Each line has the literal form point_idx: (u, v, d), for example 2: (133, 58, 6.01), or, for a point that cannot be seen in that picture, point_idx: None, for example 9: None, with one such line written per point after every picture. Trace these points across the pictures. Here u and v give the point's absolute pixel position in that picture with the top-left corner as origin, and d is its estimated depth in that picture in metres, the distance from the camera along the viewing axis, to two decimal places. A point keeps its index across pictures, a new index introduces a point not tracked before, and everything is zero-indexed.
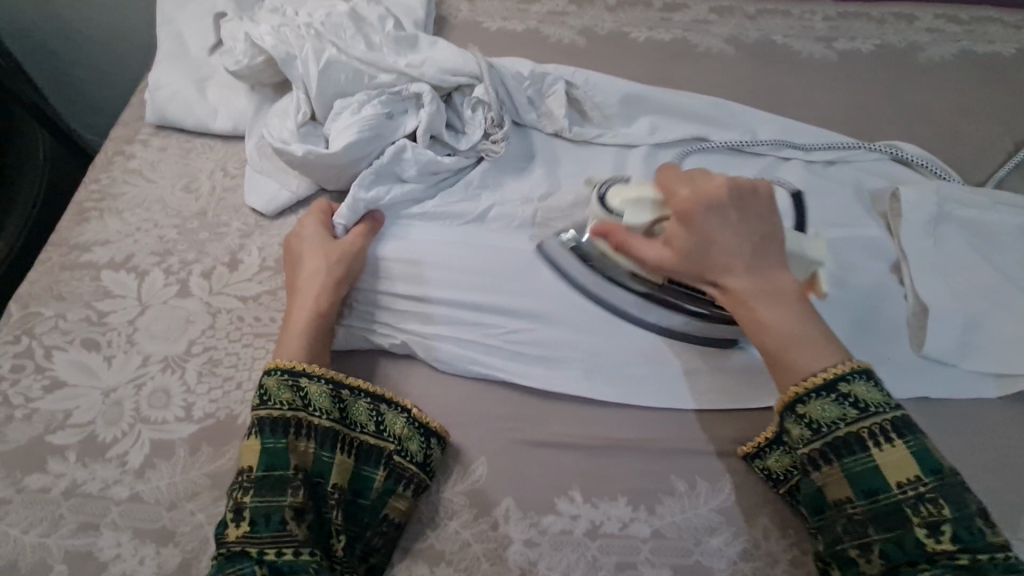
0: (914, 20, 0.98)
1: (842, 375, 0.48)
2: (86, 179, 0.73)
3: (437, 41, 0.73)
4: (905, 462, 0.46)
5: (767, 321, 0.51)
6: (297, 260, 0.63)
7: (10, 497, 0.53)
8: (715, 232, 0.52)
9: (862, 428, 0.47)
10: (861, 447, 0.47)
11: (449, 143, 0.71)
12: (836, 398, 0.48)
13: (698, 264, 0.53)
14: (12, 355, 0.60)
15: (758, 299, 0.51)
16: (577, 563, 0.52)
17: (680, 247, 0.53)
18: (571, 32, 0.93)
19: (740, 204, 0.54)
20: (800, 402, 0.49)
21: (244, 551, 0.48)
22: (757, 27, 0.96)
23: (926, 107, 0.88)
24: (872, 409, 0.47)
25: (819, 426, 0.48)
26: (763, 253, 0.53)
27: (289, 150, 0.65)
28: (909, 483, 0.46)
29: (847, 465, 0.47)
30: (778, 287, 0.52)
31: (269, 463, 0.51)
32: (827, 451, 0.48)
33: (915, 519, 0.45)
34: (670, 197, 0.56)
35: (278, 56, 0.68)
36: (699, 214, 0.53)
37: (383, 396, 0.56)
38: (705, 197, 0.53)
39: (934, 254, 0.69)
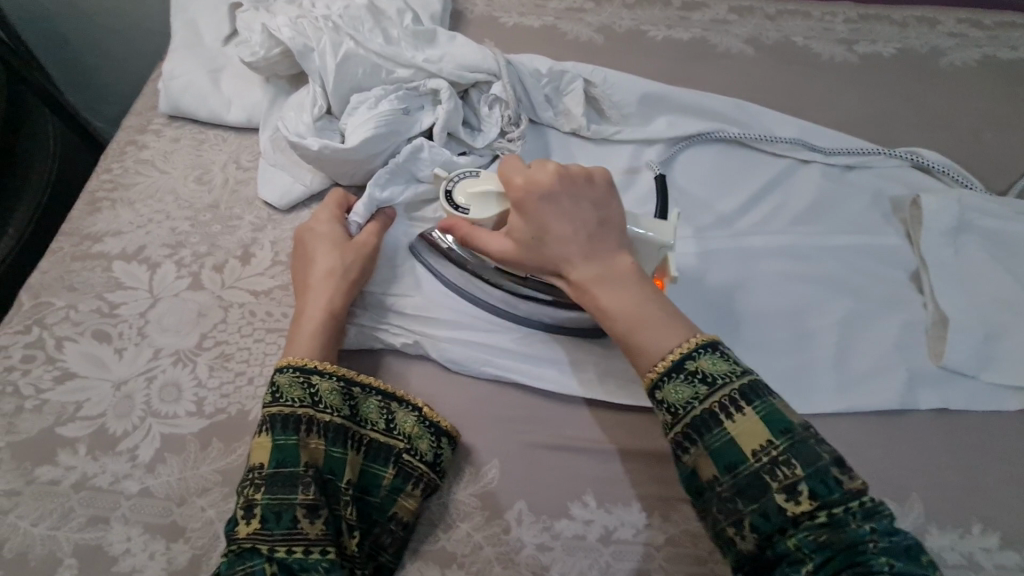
0: (936, 25, 0.96)
1: (689, 351, 0.47)
2: (98, 168, 0.72)
3: (456, 36, 0.72)
4: (758, 427, 0.44)
5: (609, 308, 0.49)
6: (310, 259, 0.61)
7: (20, 489, 0.52)
8: (549, 221, 0.51)
9: (714, 401, 0.45)
10: (716, 422, 0.45)
11: (465, 140, 0.70)
12: (686, 376, 0.46)
13: (538, 252, 0.52)
14: (22, 346, 0.59)
15: (601, 285, 0.50)
16: (589, 568, 0.52)
17: (520, 241, 0.52)
18: (589, 29, 0.92)
19: (571, 188, 0.52)
20: (658, 387, 0.47)
21: (255, 548, 0.46)
22: (777, 28, 0.95)
23: (946, 113, 0.87)
24: (719, 380, 0.46)
25: (677, 409, 0.46)
26: (600, 236, 0.51)
27: (305, 143, 0.64)
28: (762, 450, 0.44)
29: (708, 442, 0.45)
30: (622, 271, 0.50)
31: (279, 459, 0.49)
32: (690, 432, 0.46)
33: (773, 484, 0.43)
34: (505, 188, 0.53)
35: (295, 48, 0.67)
36: (534, 206, 0.51)
37: (395, 394, 0.56)
38: (540, 186, 0.52)
39: (955, 264, 0.68)
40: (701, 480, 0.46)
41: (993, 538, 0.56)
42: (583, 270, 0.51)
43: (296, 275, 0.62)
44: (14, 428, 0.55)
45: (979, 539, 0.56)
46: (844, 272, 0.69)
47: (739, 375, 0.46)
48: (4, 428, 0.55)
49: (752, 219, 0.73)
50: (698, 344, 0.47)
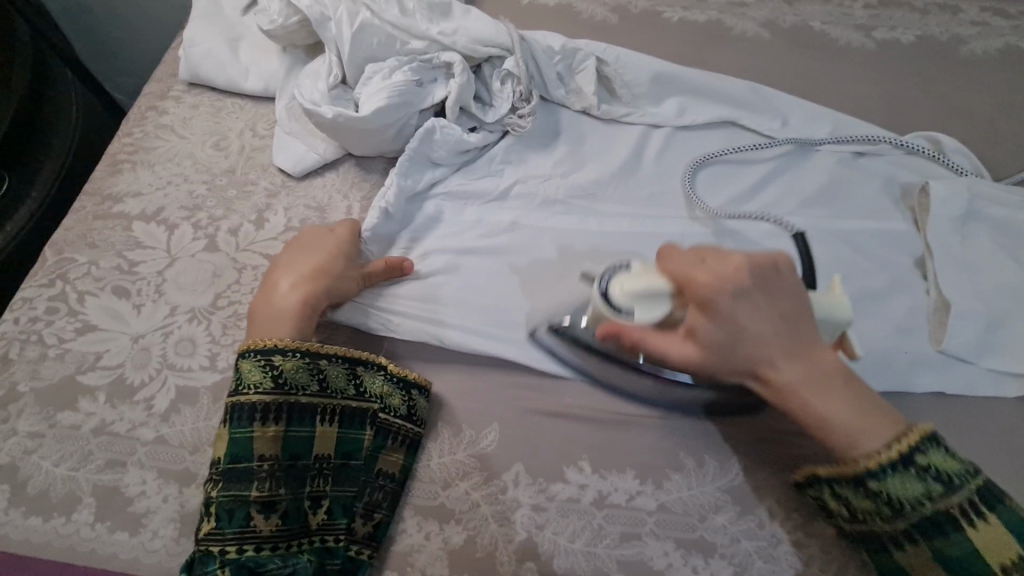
0: (958, 13, 0.95)
1: (916, 447, 0.47)
2: (120, 131, 0.74)
3: (471, 10, 0.73)
4: (1004, 541, 0.44)
5: (824, 412, 0.49)
6: (303, 253, 0.61)
7: (43, 431, 0.55)
8: (742, 320, 0.49)
9: (949, 504, 0.45)
10: (955, 528, 0.45)
11: (476, 115, 0.71)
12: (917, 473, 0.46)
13: (732, 357, 0.49)
14: (46, 298, 0.62)
15: (811, 389, 0.49)
16: (583, 530, 0.54)
17: (704, 338, 0.49)
18: (605, 9, 0.92)
19: (763, 282, 0.50)
20: (876, 477, 0.47)
21: (209, 550, 0.48)
22: (795, 13, 0.94)
23: (962, 102, 0.86)
24: (954, 483, 0.46)
25: (901, 505, 0.46)
26: (799, 326, 0.50)
27: (319, 111, 0.66)
28: (1014, 566, 0.44)
29: (936, 545, 0.46)
30: (827, 369, 0.49)
31: (234, 455, 0.51)
32: (913, 531, 0.46)
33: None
34: (685, 287, 0.50)
35: (312, 17, 0.68)
36: (724, 305, 0.49)
37: (360, 359, 0.56)
38: (729, 281, 0.49)
39: (960, 253, 0.68)
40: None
41: None
42: (791, 373, 0.49)
43: (282, 263, 0.61)
44: (38, 375, 0.58)
45: None
46: (852, 255, 0.70)
47: (977, 478, 0.46)
48: (28, 375, 0.58)
49: (762, 200, 0.74)
50: (924, 440, 0.47)
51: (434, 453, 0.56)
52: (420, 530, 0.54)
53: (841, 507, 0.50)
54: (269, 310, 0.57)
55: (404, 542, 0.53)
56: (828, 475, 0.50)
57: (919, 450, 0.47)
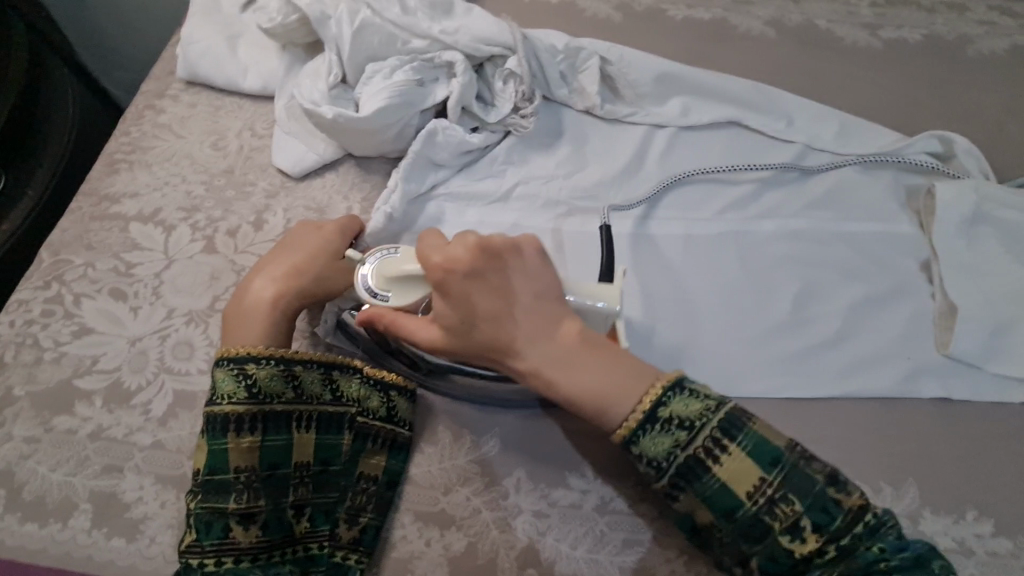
0: (966, 11, 0.93)
1: (659, 400, 0.47)
2: (117, 130, 0.73)
3: (473, 8, 0.72)
4: (745, 467, 0.46)
5: (571, 392, 0.48)
6: (289, 250, 0.60)
7: (39, 436, 0.54)
8: (476, 301, 0.48)
9: (696, 447, 0.47)
10: (705, 470, 0.46)
11: (478, 115, 0.70)
12: (663, 427, 0.47)
13: (471, 338, 0.49)
14: (42, 300, 0.61)
15: (557, 369, 0.48)
16: (585, 536, 0.53)
17: (446, 324, 0.49)
18: (607, 6, 0.91)
19: (498, 263, 0.49)
20: (634, 443, 0.47)
21: (189, 563, 0.47)
22: (800, 11, 0.93)
23: (969, 103, 0.85)
24: (694, 424, 0.47)
25: (658, 462, 0.47)
26: (540, 305, 0.49)
27: (319, 112, 0.65)
28: (757, 490, 0.46)
29: (698, 490, 0.47)
30: (570, 347, 0.48)
31: (211, 467, 0.49)
32: (678, 482, 0.47)
33: (776, 526, 0.46)
34: (424, 268, 0.50)
35: (312, 15, 0.67)
36: (456, 287, 0.48)
37: (335, 363, 0.55)
38: (459, 264, 0.48)
39: (967, 256, 0.67)
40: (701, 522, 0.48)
41: (988, 525, 0.57)
42: (534, 356, 0.48)
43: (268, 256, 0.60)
44: (33, 379, 0.57)
45: (973, 525, 0.56)
46: (856, 259, 0.69)
47: (712, 415, 0.47)
48: (24, 378, 0.57)
49: (763, 204, 0.73)
50: (665, 390, 0.47)
51: (434, 458, 0.56)
52: (420, 536, 0.53)
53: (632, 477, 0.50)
54: (246, 307, 0.56)
55: (404, 548, 0.53)
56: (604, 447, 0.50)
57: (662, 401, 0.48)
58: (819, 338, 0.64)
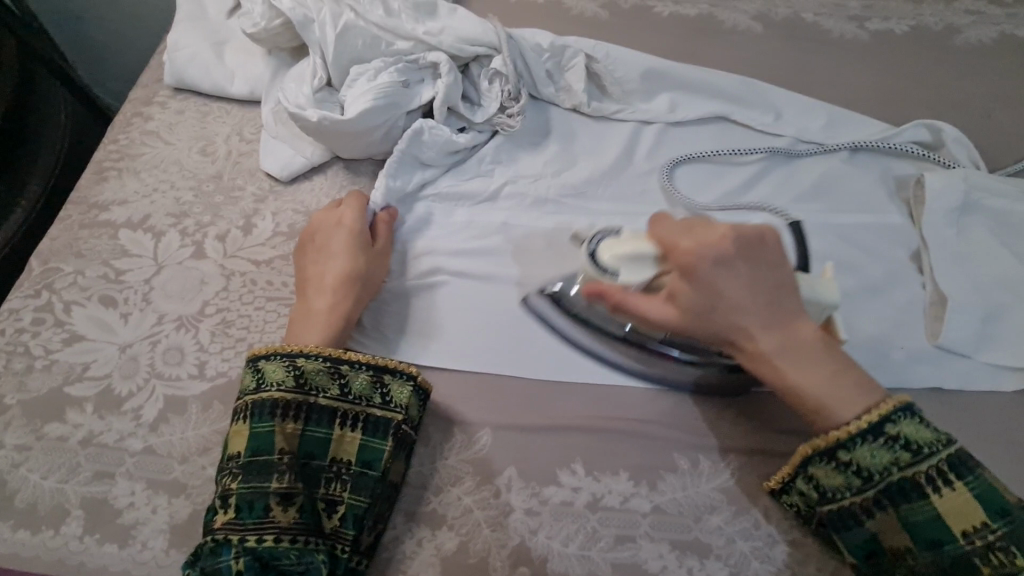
0: (953, 1, 0.94)
1: (888, 415, 0.48)
2: (105, 138, 0.74)
3: (457, 9, 0.72)
4: (969, 507, 0.46)
5: (799, 382, 0.50)
6: (322, 251, 0.61)
7: (31, 444, 0.55)
8: (721, 285, 0.50)
9: (916, 472, 0.47)
10: (921, 495, 0.47)
11: (464, 115, 0.70)
12: (886, 442, 0.48)
13: (708, 319, 0.51)
14: (32, 309, 0.61)
15: (785, 356, 0.50)
16: (576, 533, 0.53)
17: (685, 305, 0.51)
18: (594, 4, 0.91)
19: (745, 251, 0.52)
20: (846, 448, 0.48)
21: (227, 539, 0.48)
22: (787, 5, 0.93)
23: (957, 92, 0.85)
24: (923, 451, 0.47)
25: (870, 474, 0.48)
26: (780, 296, 0.51)
27: (305, 115, 0.65)
28: (977, 532, 0.46)
29: (903, 513, 0.47)
30: (804, 339, 0.51)
31: (255, 448, 0.51)
32: (882, 499, 0.48)
33: (988, 571, 0.45)
34: (668, 252, 0.52)
35: (295, 19, 0.67)
36: (704, 270, 0.50)
37: (386, 367, 0.55)
38: (711, 248, 0.51)
39: (956, 246, 0.67)
40: (894, 549, 0.48)
41: None
42: (767, 340, 0.50)
43: (304, 264, 0.62)
44: (24, 387, 0.57)
45: None
46: (848, 251, 0.69)
47: (945, 447, 0.47)
48: (15, 386, 0.57)
49: (753, 197, 0.73)
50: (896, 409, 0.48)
51: (426, 458, 0.56)
52: (411, 537, 0.53)
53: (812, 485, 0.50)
54: (304, 313, 0.58)
55: (395, 550, 0.52)
56: (799, 453, 0.51)
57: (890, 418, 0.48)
58: None
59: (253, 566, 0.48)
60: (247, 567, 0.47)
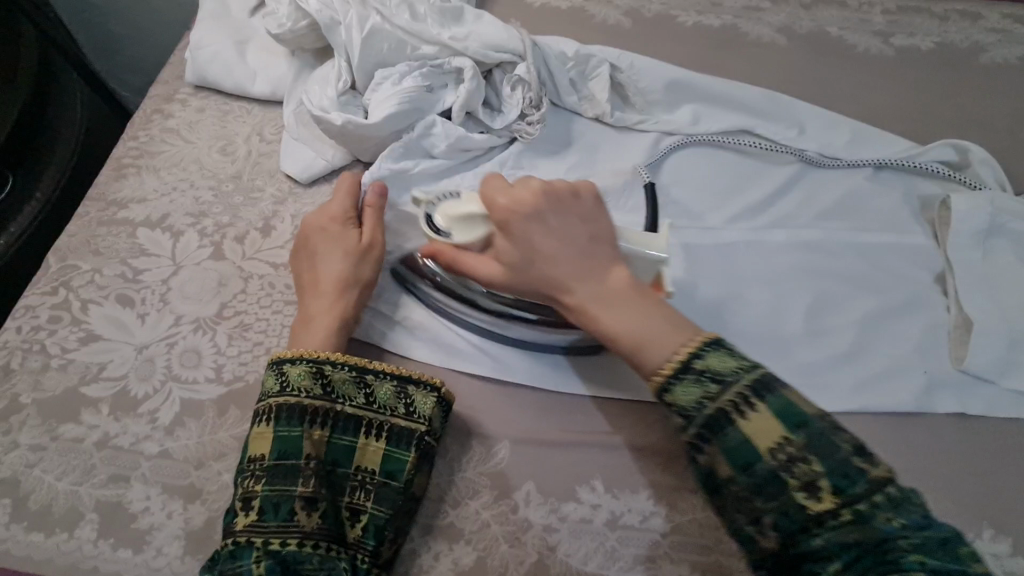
0: (979, 19, 0.93)
1: (691, 349, 0.45)
2: (125, 135, 0.73)
3: (483, 15, 0.71)
4: (770, 424, 0.42)
5: (613, 329, 0.48)
6: (314, 259, 0.59)
7: (46, 444, 0.54)
8: (535, 240, 0.50)
9: (721, 400, 0.43)
10: (727, 421, 0.42)
11: (484, 121, 0.70)
12: (695, 376, 0.44)
13: (527, 275, 0.50)
14: (49, 306, 0.60)
15: (601, 306, 0.48)
16: (595, 551, 0.52)
17: (506, 260, 0.51)
18: (617, 12, 0.90)
19: (558, 207, 0.52)
20: (666, 390, 0.45)
21: (249, 541, 0.47)
22: (811, 18, 0.92)
23: (982, 111, 0.84)
24: (721, 376, 0.43)
25: (685, 412, 0.44)
26: (593, 250, 0.51)
27: (329, 118, 0.64)
28: (778, 449, 0.41)
29: (719, 443, 0.42)
30: (616, 288, 0.49)
31: (281, 452, 0.50)
32: (701, 433, 0.43)
33: (791, 484, 0.40)
34: (489, 210, 0.52)
35: (322, 22, 0.67)
36: (517, 226, 0.50)
37: (410, 377, 0.55)
38: (523, 204, 0.51)
39: (982, 269, 0.66)
40: (716, 479, 0.43)
41: (1004, 544, 0.56)
42: (584, 294, 0.49)
43: (300, 276, 0.60)
44: (40, 386, 0.57)
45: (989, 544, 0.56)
46: (870, 270, 0.68)
47: (749, 372, 0.43)
48: (31, 385, 0.57)
49: (775, 213, 0.72)
50: (700, 342, 0.45)
51: (444, 470, 0.55)
52: (428, 550, 0.52)
53: None
54: (304, 324, 0.56)
55: (412, 563, 0.52)
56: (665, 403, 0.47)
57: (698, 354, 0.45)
58: (831, 350, 0.64)
59: (275, 569, 0.46)
60: (268, 570, 0.46)
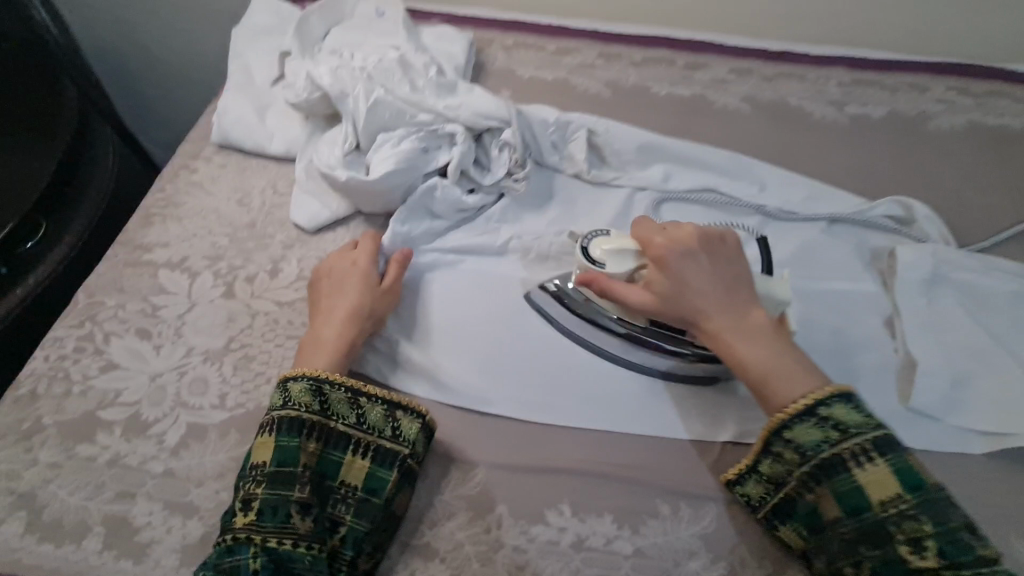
0: (924, 91, 1.03)
1: (820, 399, 0.54)
2: (154, 187, 0.82)
3: (474, 88, 0.82)
4: (888, 481, 0.50)
5: (747, 357, 0.57)
6: (337, 288, 0.67)
7: (62, 462, 0.59)
8: (688, 276, 0.59)
9: (844, 448, 0.52)
10: (844, 469, 0.52)
11: (474, 178, 0.79)
12: (818, 421, 0.53)
13: (675, 304, 0.59)
14: (75, 337, 0.67)
15: (735, 337, 0.57)
16: (561, 572, 0.56)
17: (658, 290, 0.60)
18: (598, 84, 1.01)
19: (708, 251, 0.61)
20: (787, 428, 0.54)
21: (247, 538, 0.52)
22: (772, 89, 1.03)
23: (929, 172, 0.93)
24: (852, 431, 0.52)
25: (806, 450, 0.53)
26: (736, 291, 0.59)
27: (335, 175, 0.73)
28: (892, 501, 0.50)
29: (834, 485, 0.52)
30: (753, 326, 0.58)
31: (280, 460, 0.55)
32: (816, 473, 0.53)
33: (899, 536, 0.49)
34: (642, 245, 0.62)
35: (333, 93, 0.77)
36: (673, 261, 0.60)
37: (400, 403, 0.60)
38: (679, 244, 0.60)
39: (925, 314, 0.72)
40: (821, 519, 0.53)
41: None
42: (718, 325, 0.58)
43: (319, 298, 0.67)
44: (61, 409, 0.63)
45: None
46: (826, 315, 0.74)
47: (874, 429, 0.52)
48: (53, 408, 0.63)
49: None
50: (829, 394, 0.54)
51: (423, 492, 0.60)
52: (405, 568, 0.56)
53: (775, 466, 0.56)
54: (315, 345, 0.62)
55: None
56: (759, 438, 0.57)
57: (823, 403, 0.54)
58: None
59: (269, 566, 0.51)
60: (263, 567, 0.51)
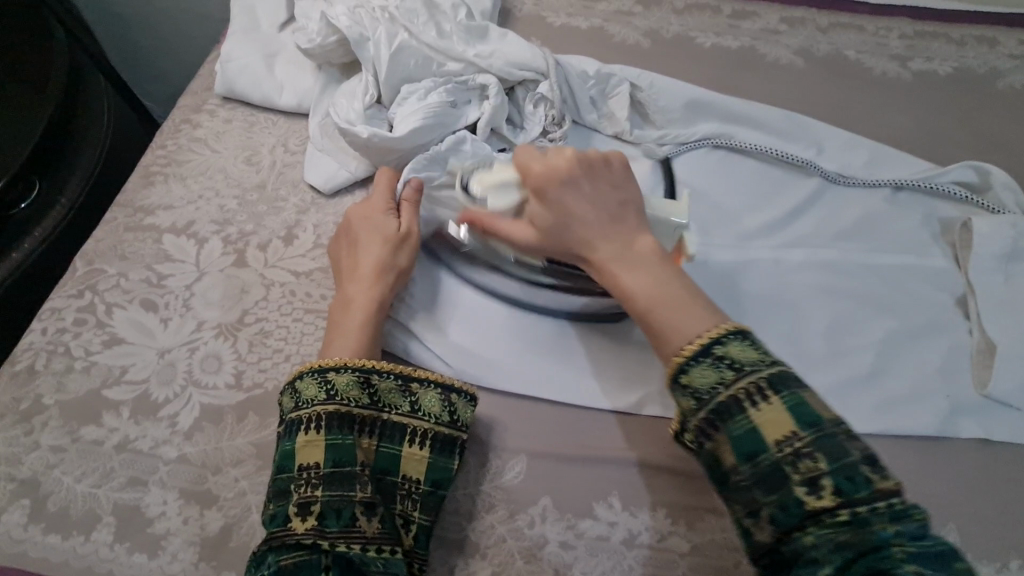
0: (996, 45, 0.93)
1: (718, 336, 0.45)
2: (153, 143, 0.75)
3: (508, 34, 0.73)
4: (783, 418, 0.42)
5: (631, 289, 0.49)
6: (354, 245, 0.60)
7: (66, 445, 0.54)
8: (568, 203, 0.52)
9: (739, 388, 0.43)
10: (739, 409, 0.43)
11: (507, 137, 0.70)
12: (714, 361, 0.44)
13: (559, 240, 0.52)
14: (75, 309, 0.61)
15: (621, 265, 0.50)
16: (612, 570, 0.52)
17: (540, 223, 0.53)
18: (636, 33, 0.92)
19: (590, 174, 0.53)
20: (682, 371, 0.45)
21: (315, 543, 0.45)
22: (828, 41, 0.93)
23: (999, 135, 0.85)
24: (746, 369, 0.44)
25: (701, 395, 0.44)
26: (623, 216, 0.52)
27: (354, 131, 0.65)
28: (786, 441, 0.42)
29: (730, 429, 0.43)
30: (642, 252, 0.51)
31: (335, 459, 0.49)
32: (713, 419, 0.44)
33: (795, 478, 0.41)
34: (523, 175, 0.54)
35: (351, 36, 0.68)
36: (552, 190, 0.52)
37: (455, 386, 0.55)
38: (557, 171, 0.53)
39: (1004, 295, 0.66)
40: (721, 469, 0.44)
41: None
42: (605, 252, 0.51)
43: (340, 265, 0.60)
44: (63, 388, 0.57)
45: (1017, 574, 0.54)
46: (886, 292, 0.68)
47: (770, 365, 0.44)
48: (53, 387, 0.57)
49: (794, 232, 0.72)
50: (724, 332, 0.45)
51: (460, 482, 0.55)
52: (448, 565, 0.52)
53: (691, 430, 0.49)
54: (360, 263, 0.58)
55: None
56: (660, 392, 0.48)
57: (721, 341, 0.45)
58: (852, 374, 0.63)
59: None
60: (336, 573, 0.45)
